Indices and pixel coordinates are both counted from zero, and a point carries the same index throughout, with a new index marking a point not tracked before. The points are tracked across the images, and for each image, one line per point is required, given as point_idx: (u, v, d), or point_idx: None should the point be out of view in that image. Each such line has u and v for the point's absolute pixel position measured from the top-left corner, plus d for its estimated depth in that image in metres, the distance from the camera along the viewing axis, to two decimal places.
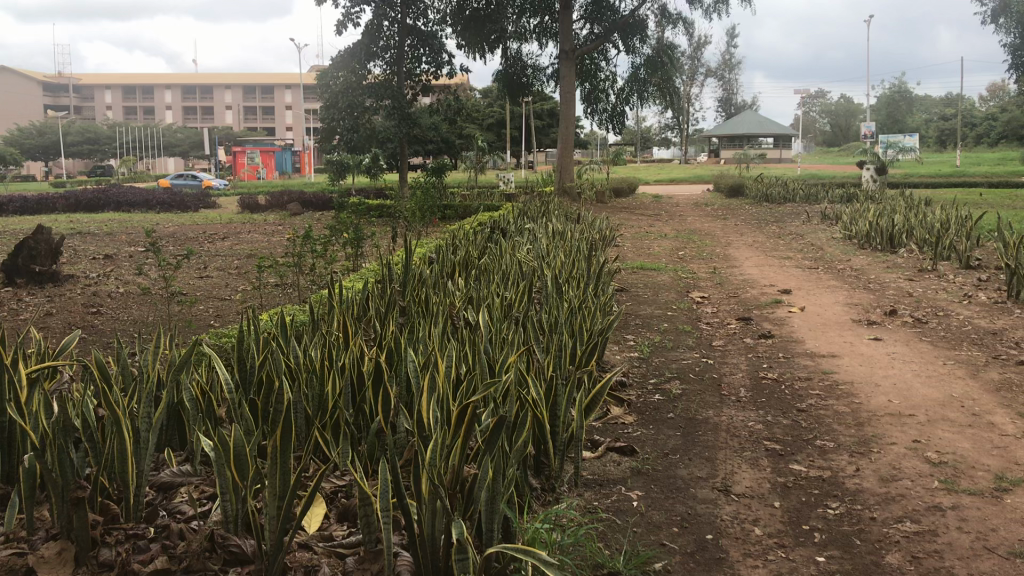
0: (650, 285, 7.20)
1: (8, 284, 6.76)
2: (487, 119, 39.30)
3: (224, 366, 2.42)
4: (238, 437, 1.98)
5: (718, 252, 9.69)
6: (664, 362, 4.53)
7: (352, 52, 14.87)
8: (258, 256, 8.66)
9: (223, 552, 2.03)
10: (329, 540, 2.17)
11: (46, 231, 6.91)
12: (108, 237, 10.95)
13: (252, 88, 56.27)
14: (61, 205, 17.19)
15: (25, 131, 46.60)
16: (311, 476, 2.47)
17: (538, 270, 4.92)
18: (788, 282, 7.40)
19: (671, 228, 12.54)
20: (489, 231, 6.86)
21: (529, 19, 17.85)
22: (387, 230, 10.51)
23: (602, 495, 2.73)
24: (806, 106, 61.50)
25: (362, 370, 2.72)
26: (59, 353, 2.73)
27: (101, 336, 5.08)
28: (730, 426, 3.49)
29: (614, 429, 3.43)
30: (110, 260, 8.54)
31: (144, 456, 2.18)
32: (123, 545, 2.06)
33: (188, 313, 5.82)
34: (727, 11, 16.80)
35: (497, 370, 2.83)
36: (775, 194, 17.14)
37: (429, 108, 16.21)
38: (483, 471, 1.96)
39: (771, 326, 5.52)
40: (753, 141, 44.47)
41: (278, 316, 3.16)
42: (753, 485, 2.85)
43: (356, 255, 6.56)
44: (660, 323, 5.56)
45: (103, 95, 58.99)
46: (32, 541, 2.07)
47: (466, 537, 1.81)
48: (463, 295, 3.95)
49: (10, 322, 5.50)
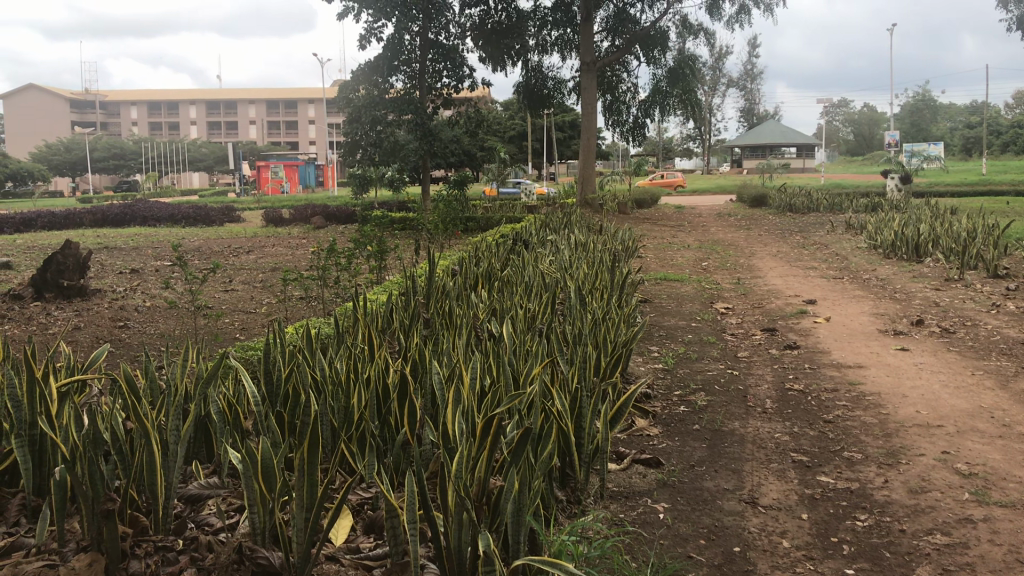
0: (674, 295, 7.19)
1: (37, 298, 6.85)
2: (508, 131, 39.50)
3: (251, 379, 2.44)
4: (267, 448, 1.99)
5: (742, 263, 9.68)
6: (688, 373, 4.51)
7: (372, 67, 15.07)
8: (283, 269, 8.75)
9: (250, 563, 2.03)
10: (356, 552, 2.18)
11: (74, 246, 7.02)
12: (135, 251, 11.11)
13: (275, 103, 56.82)
14: (89, 220, 17.42)
15: (52, 148, 47.34)
16: (336, 488, 2.48)
17: (562, 281, 4.93)
18: (814, 292, 7.37)
19: (694, 238, 12.53)
20: (512, 244, 6.87)
21: (549, 32, 18.00)
22: (411, 243, 10.58)
23: (628, 507, 2.72)
24: (830, 116, 61.27)
25: (387, 382, 2.73)
26: (89, 366, 2.77)
27: (130, 350, 5.15)
28: (756, 437, 3.47)
29: (639, 441, 3.42)
30: (137, 274, 8.65)
31: (173, 468, 2.20)
32: (153, 557, 2.10)
33: (214, 325, 5.89)
34: (749, 21, 16.78)
35: (522, 381, 2.84)
36: (798, 203, 17.08)
37: (450, 121, 16.20)
38: (510, 481, 1.96)
39: (797, 337, 5.50)
40: (776, 151, 44.19)
41: (304, 329, 3.18)
42: (780, 497, 2.83)
43: (380, 269, 6.61)
44: (685, 334, 5.55)
45: (129, 111, 59.72)
46: (63, 552, 2.08)
47: (493, 549, 1.80)
48: (487, 308, 3.96)
49: (40, 335, 5.58)
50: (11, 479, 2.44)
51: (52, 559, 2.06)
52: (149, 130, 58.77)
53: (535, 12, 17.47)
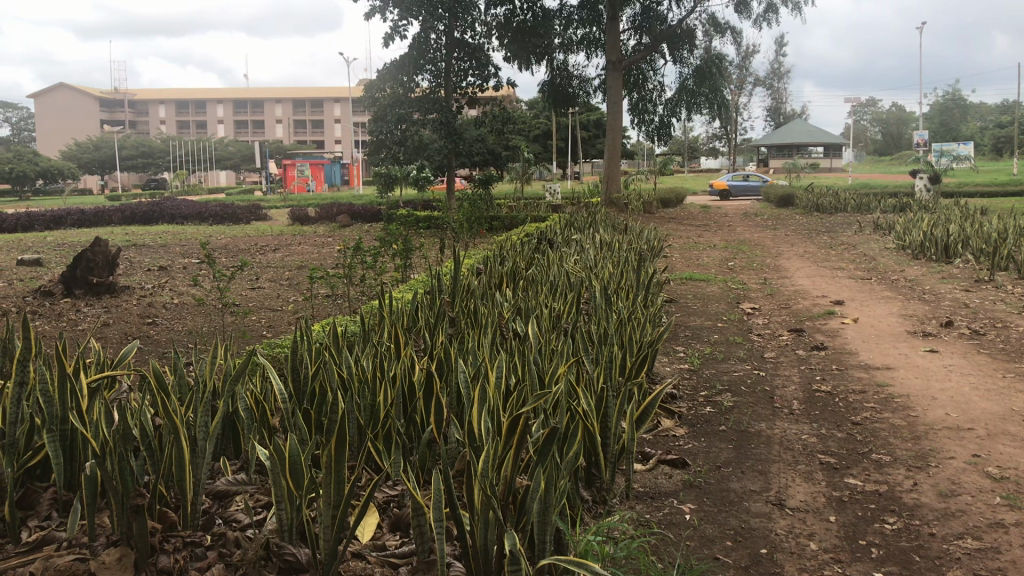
0: (699, 295, 7.17)
1: (67, 295, 6.92)
2: (533, 130, 39.53)
3: (278, 376, 2.47)
4: (294, 445, 2.00)
5: (769, 263, 9.63)
6: (715, 374, 4.50)
7: (399, 66, 15.11)
8: (309, 268, 8.80)
9: (278, 559, 2.05)
10: (382, 550, 2.19)
11: (103, 243, 7.07)
12: (163, 249, 11.21)
13: (302, 102, 57.19)
14: (117, 218, 17.59)
15: (82, 146, 47.87)
16: (363, 486, 2.49)
17: (587, 280, 4.93)
18: (842, 293, 7.32)
19: (721, 238, 12.48)
20: (537, 243, 6.87)
21: (575, 30, 17.97)
22: (436, 241, 10.58)
23: (654, 508, 2.72)
24: (858, 115, 60.79)
25: (414, 381, 2.75)
26: (118, 362, 2.80)
27: (158, 346, 5.19)
28: (783, 439, 3.45)
29: (665, 441, 3.41)
30: (165, 271, 8.73)
31: (201, 465, 2.23)
32: (181, 552, 2.12)
33: (242, 323, 5.93)
34: (777, 20, 16.66)
35: (547, 380, 2.84)
36: (826, 203, 16.95)
37: (476, 120, 16.20)
38: (536, 482, 1.96)
39: (825, 337, 5.46)
40: (803, 151, 44.11)
41: (331, 326, 3.20)
42: (807, 499, 2.81)
43: (405, 267, 6.62)
44: (711, 335, 5.52)
45: (157, 110, 60.24)
46: (93, 547, 2.12)
47: (518, 548, 1.80)
48: (512, 307, 3.97)
49: (69, 332, 5.63)
50: (42, 472, 2.46)
51: (82, 553, 2.09)
52: (176, 129, 59.28)
53: (560, 11, 17.45)
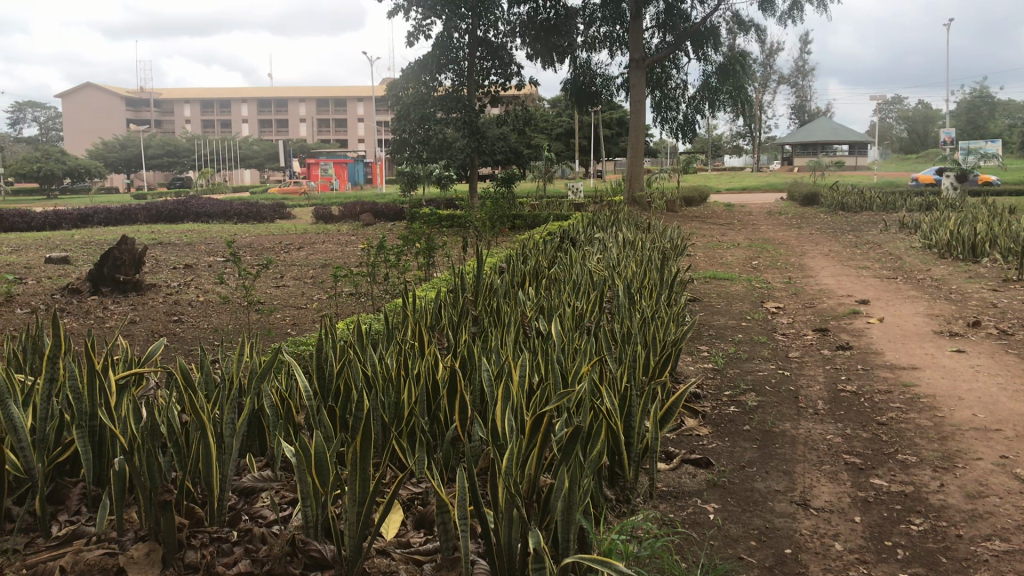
0: (723, 294, 7.13)
1: (94, 293, 7.00)
2: (555, 128, 39.53)
3: (303, 372, 2.49)
4: (319, 442, 2.02)
5: (793, 262, 9.57)
6: (739, 373, 4.48)
7: (421, 65, 15.13)
8: (333, 266, 8.82)
9: (303, 555, 2.07)
10: (406, 547, 2.20)
11: (129, 242, 7.13)
12: (189, 247, 11.32)
13: (325, 102, 57.50)
14: (143, 216, 17.75)
15: (108, 145, 48.34)
16: (387, 483, 2.50)
17: (610, 279, 4.91)
18: (867, 292, 7.25)
19: (745, 237, 12.40)
20: (559, 242, 6.87)
21: (598, 28, 17.94)
22: (459, 240, 10.58)
23: (677, 507, 2.71)
24: (884, 113, 60.29)
25: (438, 379, 2.76)
26: (146, 360, 2.83)
27: (185, 344, 5.24)
28: (808, 439, 3.43)
29: (689, 441, 3.40)
30: (191, 269, 8.79)
31: (228, 462, 2.25)
32: (208, 548, 2.14)
33: (266, 321, 5.97)
34: (802, 17, 16.54)
35: (571, 380, 2.84)
36: (850, 202, 16.80)
37: (498, 119, 16.21)
38: (560, 480, 1.96)
39: (850, 337, 5.42)
40: (827, 149, 43.84)
41: (355, 324, 3.21)
42: (833, 499, 2.80)
43: (428, 266, 6.64)
44: (735, 334, 5.50)
45: (183, 109, 60.68)
46: (122, 542, 2.15)
47: (542, 547, 1.80)
48: (535, 306, 3.97)
49: (97, 329, 5.69)
50: (72, 467, 2.50)
51: (111, 547, 2.13)
52: (201, 127, 59.71)
53: (583, 9, 17.44)
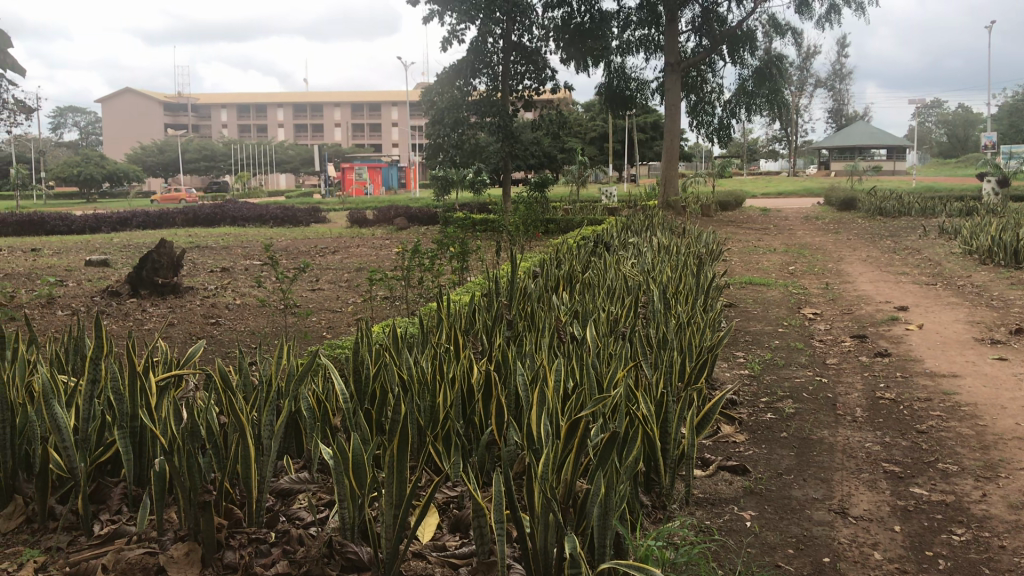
0: (759, 300, 7.08)
1: (132, 295, 7.09)
2: (589, 132, 39.47)
3: (339, 375, 2.51)
4: (357, 445, 2.03)
5: (831, 267, 9.47)
6: (776, 380, 4.44)
7: (456, 69, 15.18)
8: (368, 269, 8.87)
9: (340, 557, 2.08)
10: (442, 550, 2.21)
11: (168, 245, 7.23)
12: (226, 250, 11.44)
13: (360, 106, 57.94)
14: (181, 220, 17.99)
15: (147, 150, 49.07)
16: (423, 486, 2.52)
17: (645, 284, 4.89)
18: (906, 299, 7.15)
19: (781, 242, 12.30)
20: (594, 246, 6.84)
21: (633, 32, 17.90)
22: (493, 244, 10.58)
23: (713, 515, 2.69)
24: (923, 116, 59.55)
25: (473, 384, 2.77)
26: (186, 362, 2.87)
27: (223, 346, 5.31)
28: (846, 446, 3.39)
29: (725, 447, 3.38)
30: (227, 273, 8.89)
31: (266, 464, 2.28)
32: (247, 548, 2.17)
33: (302, 323, 6.02)
34: (839, 20, 16.40)
35: (606, 385, 2.84)
36: (889, 207, 16.60)
37: (532, 123, 16.23)
38: (597, 486, 1.96)
39: (888, 344, 5.36)
40: (865, 153, 43.33)
41: (391, 329, 3.23)
42: (871, 508, 2.76)
43: (462, 270, 6.66)
44: (772, 340, 5.45)
45: (220, 114, 61.43)
46: (162, 541, 2.19)
47: (578, 552, 1.80)
48: (570, 310, 3.96)
49: (137, 331, 5.78)
50: (112, 468, 2.53)
51: (151, 547, 2.17)
52: (238, 132, 60.37)
53: (618, 12, 17.40)
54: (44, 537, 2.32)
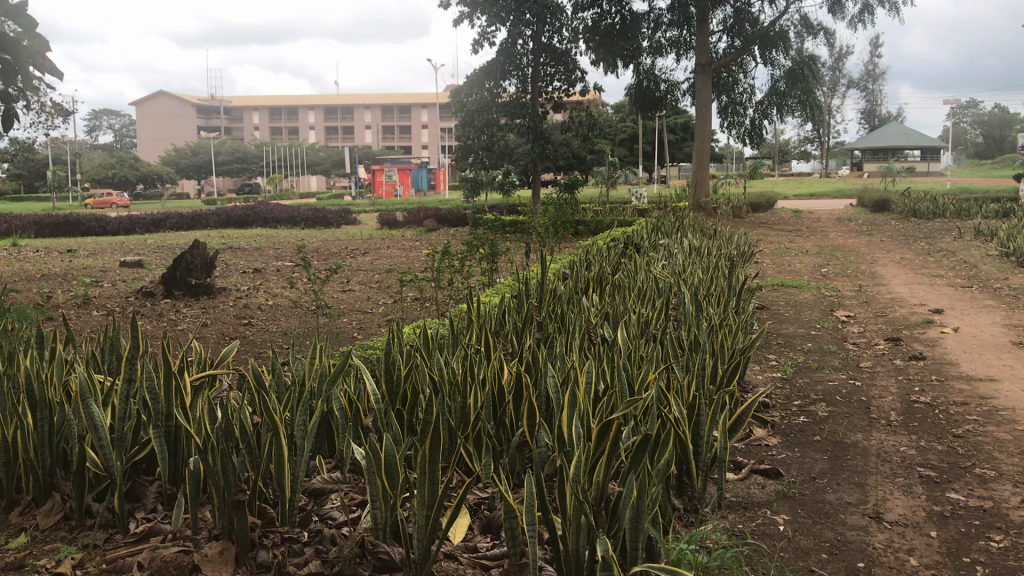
0: (792, 302, 7.02)
1: (167, 296, 7.18)
2: (619, 134, 39.42)
3: (371, 377, 2.52)
4: (389, 446, 2.04)
5: (864, 269, 9.38)
6: (808, 383, 4.40)
7: (486, 70, 15.20)
8: (398, 271, 8.91)
9: (373, 557, 2.09)
10: (474, 551, 2.21)
11: (201, 246, 7.31)
12: (258, 251, 11.56)
13: (391, 109, 58.28)
14: (214, 221, 18.17)
15: (180, 152, 49.66)
16: (454, 488, 2.53)
17: (676, 285, 4.87)
18: (942, 302, 7.06)
19: (813, 244, 12.22)
20: (624, 247, 6.82)
21: (665, 32, 17.83)
22: (523, 245, 10.61)
23: (746, 518, 2.67)
24: (958, 117, 58.85)
25: (503, 385, 2.77)
26: (219, 361, 2.90)
27: (256, 346, 5.36)
28: (880, 450, 3.36)
29: (758, 451, 3.36)
30: (259, 274, 8.98)
31: (299, 463, 2.29)
32: (280, 548, 2.18)
33: (333, 324, 6.06)
34: (873, 21, 16.23)
35: (637, 388, 2.83)
36: (923, 208, 16.42)
37: (563, 124, 16.21)
38: (629, 488, 1.95)
39: (923, 347, 5.29)
40: (899, 154, 42.88)
41: (421, 329, 3.24)
42: (907, 513, 2.73)
43: (492, 271, 6.66)
44: (804, 343, 5.40)
45: (252, 116, 62.01)
46: (197, 540, 2.21)
47: (611, 555, 1.79)
48: (600, 312, 3.95)
49: (172, 331, 5.86)
50: (147, 466, 2.56)
51: (186, 545, 2.20)
52: (270, 134, 60.92)
53: (649, 13, 17.33)
54: (81, 535, 2.35)
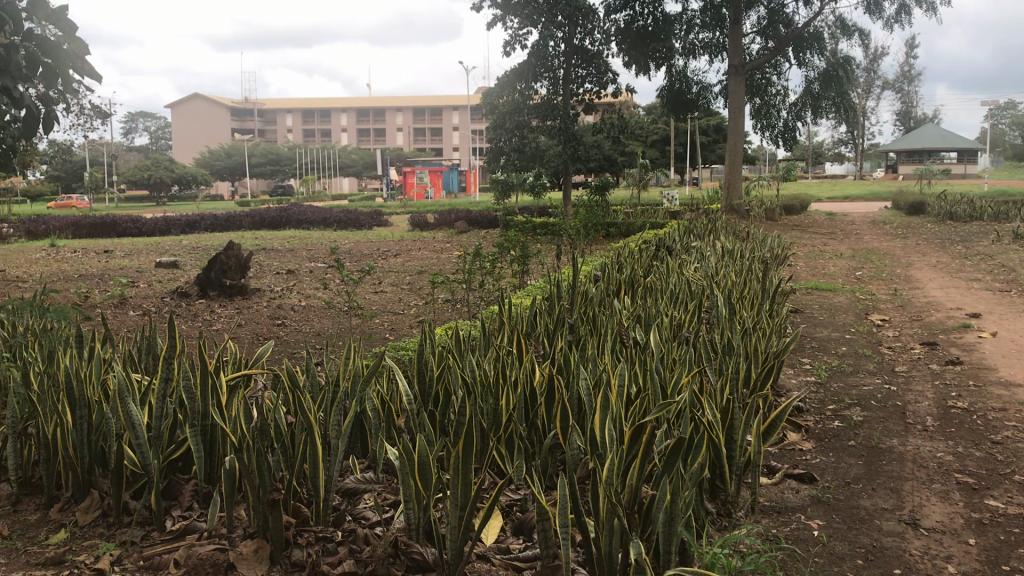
0: (826, 306, 6.96)
1: (202, 296, 7.26)
2: (651, 135, 39.32)
3: (404, 377, 2.53)
4: (423, 446, 2.04)
5: (899, 272, 9.28)
6: (843, 388, 4.36)
7: (518, 73, 15.21)
8: (430, 272, 8.95)
9: (405, 557, 2.10)
10: (506, 553, 2.22)
11: (235, 247, 7.37)
12: (292, 252, 11.67)
13: (422, 111, 58.60)
14: (247, 223, 18.35)
15: (215, 154, 50.20)
16: (487, 489, 2.54)
17: (709, 288, 4.85)
18: (979, 306, 6.97)
19: (848, 247, 12.10)
20: (656, 249, 6.80)
21: (697, 34, 17.75)
22: (554, 247, 10.62)
23: (780, 523, 2.66)
24: (995, 119, 58.07)
25: (535, 387, 2.77)
26: (254, 361, 2.93)
27: (290, 347, 5.39)
28: (916, 456, 3.32)
29: (791, 455, 3.33)
30: (293, 275, 9.05)
31: (333, 463, 2.30)
32: (313, 547, 2.20)
33: (366, 325, 6.09)
34: (909, 21, 16.05)
35: (670, 391, 2.81)
36: (960, 211, 16.22)
37: (594, 126, 16.17)
38: (662, 491, 1.94)
39: (960, 352, 5.23)
40: (935, 156, 42.35)
41: (453, 330, 3.24)
42: (944, 519, 2.70)
43: (523, 273, 6.66)
44: (838, 347, 5.35)
45: (285, 119, 62.55)
46: (232, 538, 2.24)
47: (644, 557, 1.79)
48: (632, 314, 3.94)
49: (207, 331, 5.93)
50: (184, 465, 2.59)
51: (221, 543, 2.22)
52: (303, 136, 61.46)
53: (682, 15, 17.26)
54: (118, 532, 2.39)
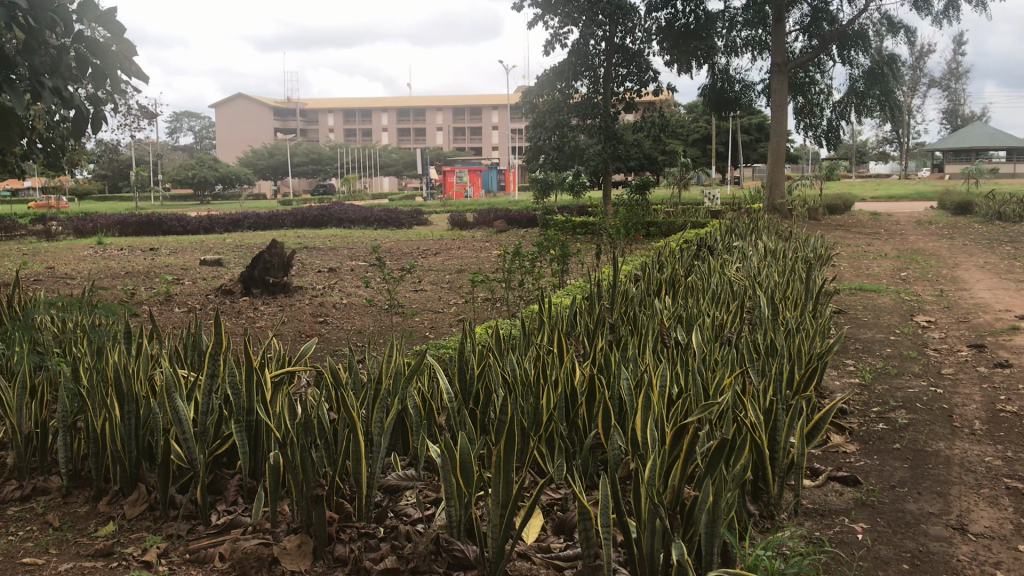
0: (871, 307, 6.86)
1: (245, 293, 7.35)
2: (692, 134, 39.07)
3: (445, 375, 2.54)
4: (465, 445, 2.05)
5: (945, 273, 9.13)
6: (888, 390, 4.30)
7: (558, 72, 15.19)
8: (470, 271, 8.98)
9: (447, 555, 2.11)
10: (547, 552, 2.22)
11: (278, 245, 7.45)
12: (334, 251, 11.78)
13: (462, 111, 58.77)
14: (289, 221, 18.54)
15: (258, 154, 50.76)
16: (527, 488, 2.54)
17: (751, 289, 4.80)
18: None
19: (892, 247, 11.92)
20: (697, 249, 6.76)
21: (740, 32, 17.59)
22: (594, 247, 10.60)
23: (824, 526, 2.63)
24: None
25: (576, 386, 2.77)
26: (298, 358, 2.95)
27: (332, 344, 5.45)
28: (963, 460, 3.26)
29: (835, 457, 3.30)
30: (334, 273, 9.13)
31: (375, 459, 2.32)
32: (356, 543, 2.22)
33: (406, 323, 6.13)
34: (958, 18, 15.75)
35: (712, 392, 2.79)
36: (1008, 211, 15.91)
37: (635, 125, 16.10)
38: (705, 492, 1.93)
39: (1008, 354, 5.13)
40: (983, 155, 41.58)
41: (493, 329, 3.25)
42: (993, 525, 2.65)
43: (564, 272, 6.66)
44: (883, 348, 5.28)
45: (327, 118, 63.06)
46: (276, 532, 2.27)
47: (685, 558, 1.78)
48: (673, 314, 3.92)
49: (251, 329, 6.00)
50: (228, 459, 2.63)
51: (266, 538, 2.25)
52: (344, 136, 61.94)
53: (723, 13, 17.12)
54: (165, 524, 2.43)
